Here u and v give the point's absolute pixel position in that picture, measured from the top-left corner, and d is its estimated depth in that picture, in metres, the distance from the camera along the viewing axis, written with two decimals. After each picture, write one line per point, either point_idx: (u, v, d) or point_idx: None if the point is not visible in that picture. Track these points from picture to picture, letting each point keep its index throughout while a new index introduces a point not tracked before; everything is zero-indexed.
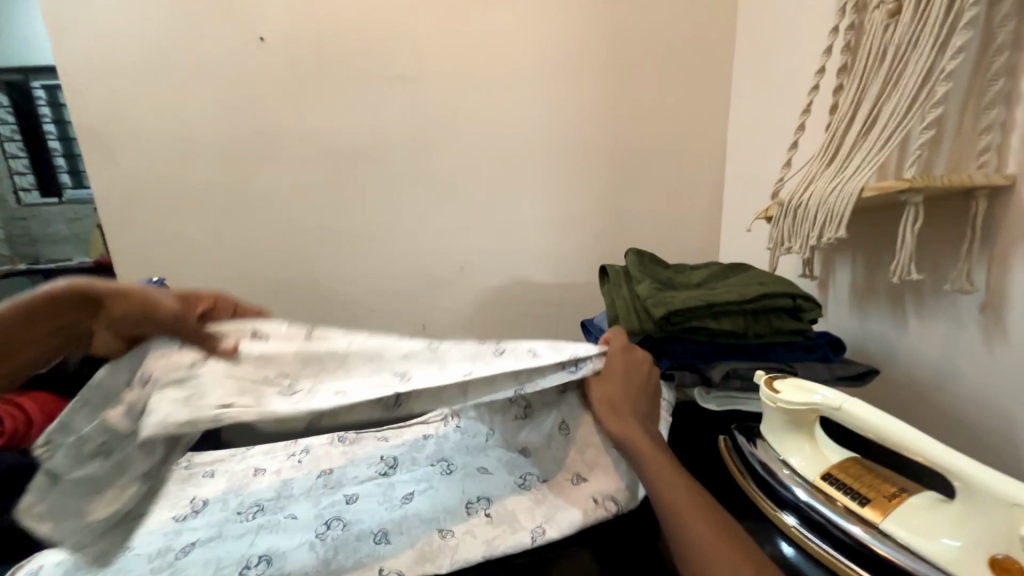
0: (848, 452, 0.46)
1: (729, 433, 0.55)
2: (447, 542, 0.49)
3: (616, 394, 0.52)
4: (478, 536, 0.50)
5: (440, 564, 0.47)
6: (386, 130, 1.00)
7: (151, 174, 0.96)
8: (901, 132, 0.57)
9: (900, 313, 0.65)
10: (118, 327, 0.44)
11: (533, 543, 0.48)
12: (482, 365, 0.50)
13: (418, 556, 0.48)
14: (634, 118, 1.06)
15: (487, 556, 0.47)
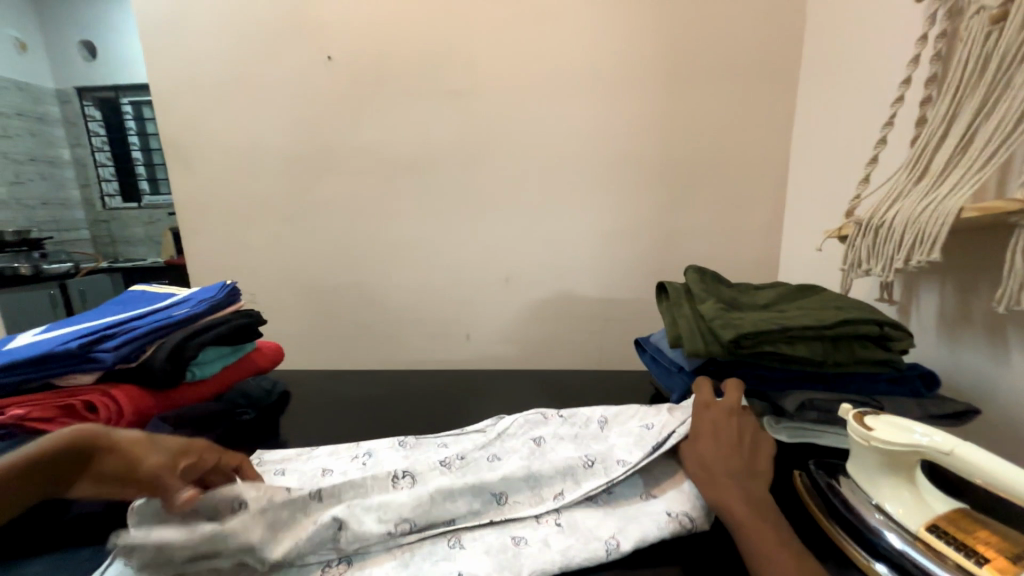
0: (956, 505, 0.41)
1: (805, 470, 0.51)
2: (523, 550, 0.44)
3: (708, 452, 0.48)
4: (553, 545, 0.44)
5: (518, 572, 0.41)
6: (440, 142, 1.03)
7: (224, 182, 1.03)
8: (1009, 147, 0.52)
9: (1002, 346, 0.58)
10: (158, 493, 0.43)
11: (608, 557, 0.43)
12: (574, 482, 0.51)
13: (497, 563, 0.42)
14: (690, 131, 1.03)
15: (563, 566, 0.42)
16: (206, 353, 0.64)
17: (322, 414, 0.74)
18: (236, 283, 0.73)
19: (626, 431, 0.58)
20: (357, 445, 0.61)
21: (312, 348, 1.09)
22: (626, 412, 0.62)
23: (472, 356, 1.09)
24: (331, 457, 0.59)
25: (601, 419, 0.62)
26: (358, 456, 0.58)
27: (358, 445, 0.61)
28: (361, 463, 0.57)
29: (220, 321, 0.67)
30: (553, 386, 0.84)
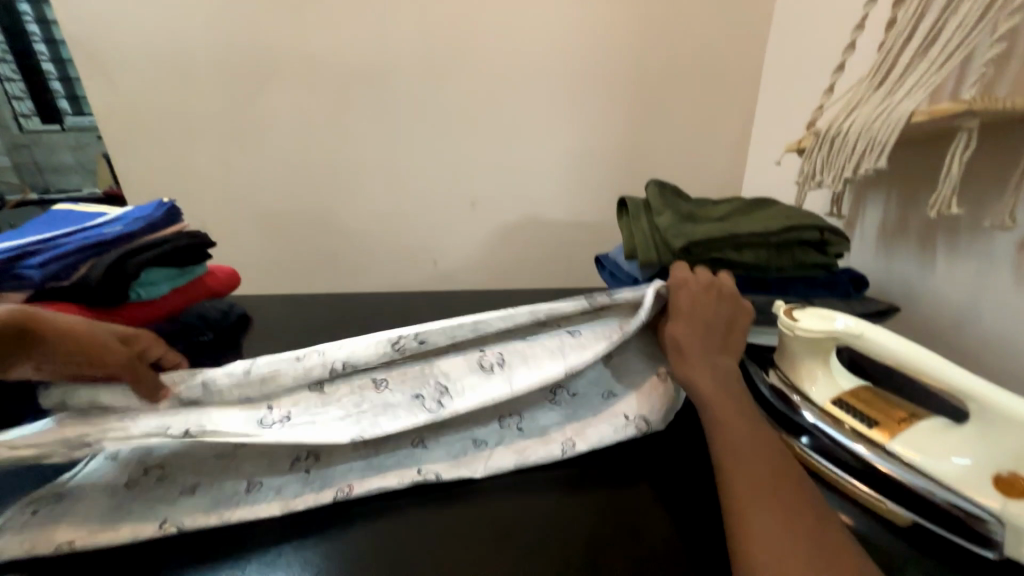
0: (859, 380, 0.46)
1: (739, 363, 0.55)
2: (483, 449, 0.49)
3: (686, 332, 0.49)
4: (512, 445, 0.49)
5: (475, 469, 0.47)
6: (394, 48, 0.93)
7: (149, 93, 0.92)
8: (966, 49, 0.52)
9: (929, 253, 0.63)
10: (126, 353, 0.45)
11: (563, 455, 0.48)
12: (500, 377, 0.50)
13: (455, 461, 0.48)
14: (662, 40, 0.97)
15: (519, 463, 0.48)
16: (149, 274, 0.61)
17: (285, 336, 0.74)
18: (175, 202, 0.68)
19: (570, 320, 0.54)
20: None
21: (272, 278, 1.05)
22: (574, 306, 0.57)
23: (439, 282, 1.09)
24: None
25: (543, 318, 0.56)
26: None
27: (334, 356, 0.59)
28: None
29: (160, 241, 0.63)
30: (517, 307, 0.85)
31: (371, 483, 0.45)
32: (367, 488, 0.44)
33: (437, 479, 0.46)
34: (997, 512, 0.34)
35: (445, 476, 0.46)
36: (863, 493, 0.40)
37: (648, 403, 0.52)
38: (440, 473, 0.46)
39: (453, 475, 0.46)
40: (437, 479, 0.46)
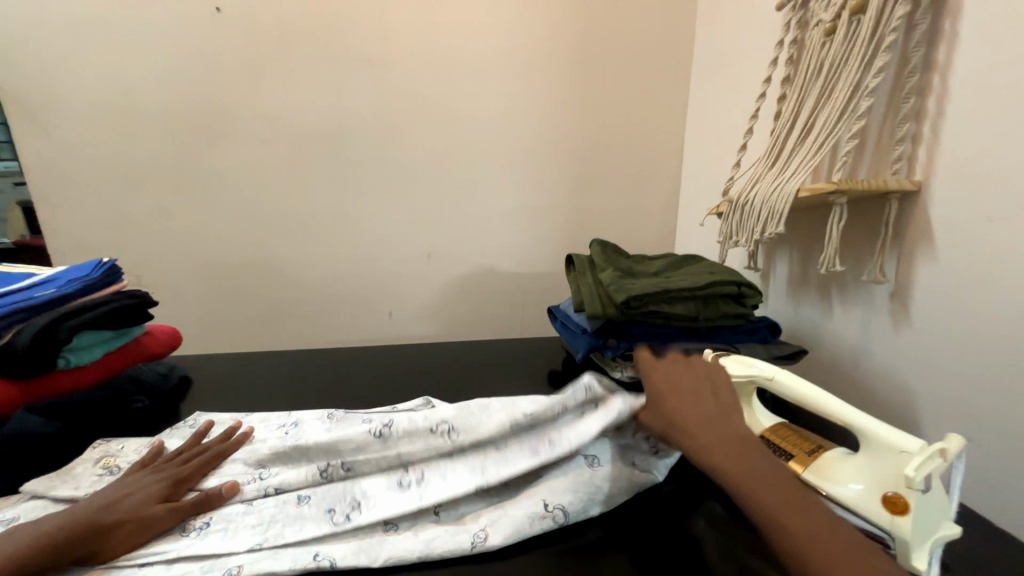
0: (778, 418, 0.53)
1: None
2: (389, 537, 0.44)
3: (672, 407, 0.51)
4: (420, 534, 0.45)
5: (373, 559, 0.42)
6: (353, 113, 0.98)
7: (95, 147, 0.90)
8: (831, 140, 0.65)
9: (827, 301, 0.73)
10: (158, 493, 0.45)
11: (472, 548, 0.43)
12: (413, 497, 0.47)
13: (357, 546, 0.43)
14: (598, 114, 1.10)
15: (422, 556, 0.43)
16: (80, 338, 0.58)
17: (230, 395, 0.71)
18: (116, 261, 0.65)
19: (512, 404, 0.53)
20: (288, 414, 0.61)
21: (214, 333, 1.00)
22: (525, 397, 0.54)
23: (394, 334, 1.09)
24: (260, 425, 0.59)
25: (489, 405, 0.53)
26: (285, 425, 0.58)
27: (289, 414, 0.61)
28: (284, 432, 0.56)
29: (99, 301, 0.60)
30: (473, 357, 0.88)
31: (262, 565, 0.41)
32: (257, 570, 0.40)
33: (331, 566, 0.41)
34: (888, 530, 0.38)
35: (340, 563, 0.41)
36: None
37: (569, 490, 0.48)
38: (335, 559, 0.42)
39: (349, 562, 0.42)
40: (329, 566, 0.41)
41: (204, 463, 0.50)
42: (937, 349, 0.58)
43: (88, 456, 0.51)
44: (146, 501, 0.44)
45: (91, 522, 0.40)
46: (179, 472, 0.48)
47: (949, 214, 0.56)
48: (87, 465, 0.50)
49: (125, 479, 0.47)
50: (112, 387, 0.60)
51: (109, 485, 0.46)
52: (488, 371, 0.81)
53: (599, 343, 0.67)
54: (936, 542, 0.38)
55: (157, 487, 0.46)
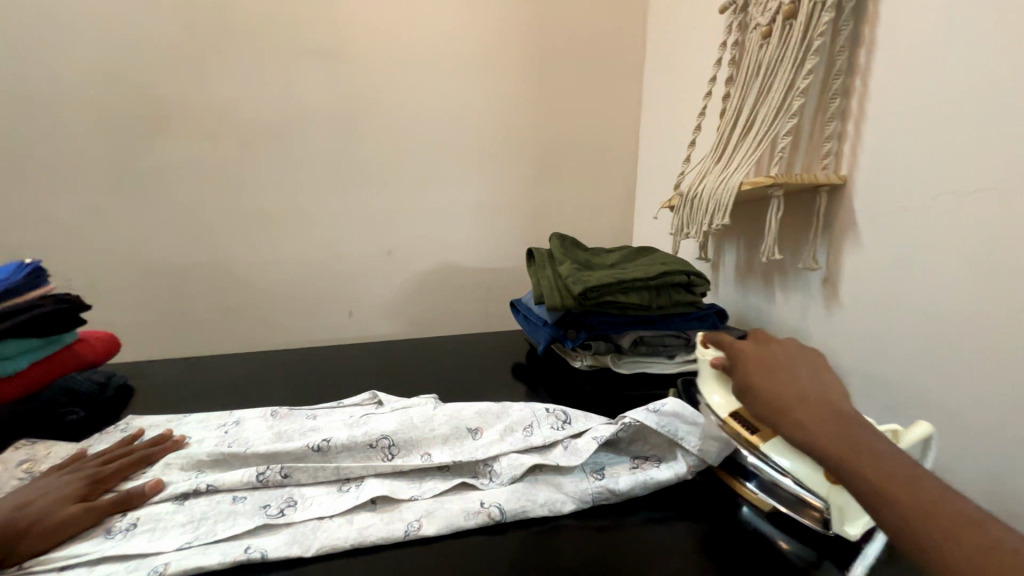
0: None
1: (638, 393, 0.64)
2: (324, 524, 0.42)
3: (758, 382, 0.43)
4: (355, 522, 0.42)
5: (307, 548, 0.40)
6: (305, 105, 0.95)
7: (10, 141, 0.82)
8: (769, 136, 0.69)
9: (770, 287, 0.79)
10: (74, 495, 0.43)
11: (406, 536, 0.41)
12: (351, 496, 0.45)
13: (290, 536, 0.41)
14: (556, 111, 1.12)
15: (357, 543, 0.40)
16: (3, 347, 0.53)
17: (178, 402, 0.67)
18: (41, 262, 0.60)
19: (451, 417, 0.53)
20: (229, 414, 0.59)
21: (158, 339, 0.95)
22: (470, 405, 0.56)
23: (356, 332, 1.07)
24: (198, 427, 0.57)
25: (436, 406, 0.55)
26: (225, 424, 0.57)
27: (230, 413, 0.59)
28: (224, 431, 0.55)
29: (21, 306, 0.56)
30: (437, 353, 0.87)
31: (190, 560, 0.38)
32: (182, 568, 0.37)
33: (262, 558, 0.38)
34: (824, 497, 0.40)
35: (272, 554, 0.39)
36: (755, 496, 0.46)
37: (508, 491, 0.45)
38: (267, 550, 0.39)
39: (282, 553, 0.39)
40: (261, 558, 0.38)
41: (126, 465, 0.48)
42: (862, 328, 0.64)
43: (11, 458, 0.48)
44: (60, 505, 0.41)
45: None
46: (96, 474, 0.45)
47: (870, 205, 0.62)
48: (8, 467, 0.47)
49: (35, 485, 0.44)
50: (43, 398, 0.56)
51: (19, 489, 0.43)
52: (453, 366, 0.81)
53: (559, 334, 0.69)
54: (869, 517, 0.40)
55: (71, 488, 0.43)
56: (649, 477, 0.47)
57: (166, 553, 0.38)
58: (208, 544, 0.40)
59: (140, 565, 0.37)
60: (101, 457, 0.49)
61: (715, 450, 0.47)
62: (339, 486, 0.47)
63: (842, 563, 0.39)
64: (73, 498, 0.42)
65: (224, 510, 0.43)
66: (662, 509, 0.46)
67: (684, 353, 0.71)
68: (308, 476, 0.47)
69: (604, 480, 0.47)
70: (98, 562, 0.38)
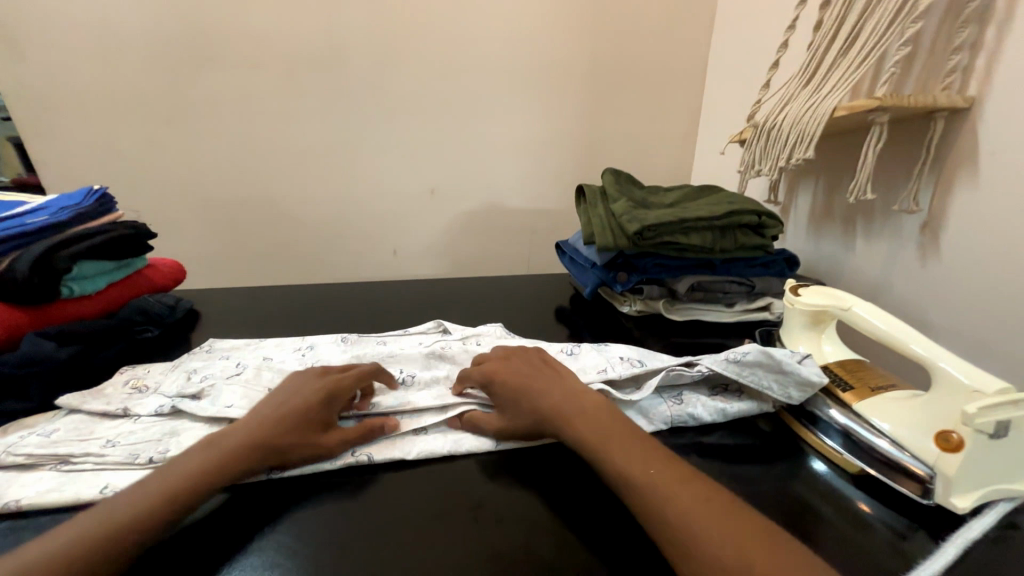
0: (855, 356, 0.49)
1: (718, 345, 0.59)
2: (419, 435, 0.44)
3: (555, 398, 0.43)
4: (449, 434, 0.44)
5: (407, 454, 0.42)
6: (344, 29, 0.90)
7: (70, 72, 0.84)
8: (878, 50, 0.58)
9: (850, 234, 0.70)
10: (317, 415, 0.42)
11: (498, 447, 0.43)
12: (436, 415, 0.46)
13: (390, 444, 0.43)
14: (614, 31, 1.00)
15: (454, 451, 0.43)
16: (80, 268, 0.56)
17: (240, 327, 0.71)
18: (106, 190, 0.63)
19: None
20: (301, 340, 0.61)
21: (220, 270, 1.00)
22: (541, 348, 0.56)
23: (400, 270, 1.08)
24: (276, 348, 0.59)
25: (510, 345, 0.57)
26: (301, 348, 0.59)
27: (303, 339, 0.61)
28: (301, 354, 0.57)
29: (92, 231, 0.58)
30: (479, 293, 0.87)
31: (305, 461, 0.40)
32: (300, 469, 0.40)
33: (370, 461, 0.41)
34: (931, 465, 0.35)
35: (378, 458, 0.41)
36: (837, 454, 0.41)
37: None
38: (373, 455, 0.42)
39: (386, 457, 0.42)
40: (368, 461, 0.41)
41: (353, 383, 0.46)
42: (963, 281, 0.55)
43: (117, 379, 0.52)
44: (309, 426, 0.41)
45: (264, 443, 0.38)
46: (327, 389, 0.44)
47: (1001, 135, 0.51)
48: (117, 385, 0.50)
49: (285, 389, 0.44)
50: (121, 316, 0.60)
51: (284, 393, 0.44)
52: (495, 306, 0.80)
53: (608, 277, 0.65)
54: (993, 492, 0.35)
55: (313, 404, 0.42)
56: (728, 406, 0.46)
57: None
58: None
59: None
60: (338, 368, 0.48)
61: (803, 395, 0.44)
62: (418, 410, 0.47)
63: (937, 532, 0.34)
64: (316, 418, 0.42)
65: None
66: (745, 440, 0.45)
67: (745, 301, 0.66)
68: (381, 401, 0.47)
69: (684, 405, 0.46)
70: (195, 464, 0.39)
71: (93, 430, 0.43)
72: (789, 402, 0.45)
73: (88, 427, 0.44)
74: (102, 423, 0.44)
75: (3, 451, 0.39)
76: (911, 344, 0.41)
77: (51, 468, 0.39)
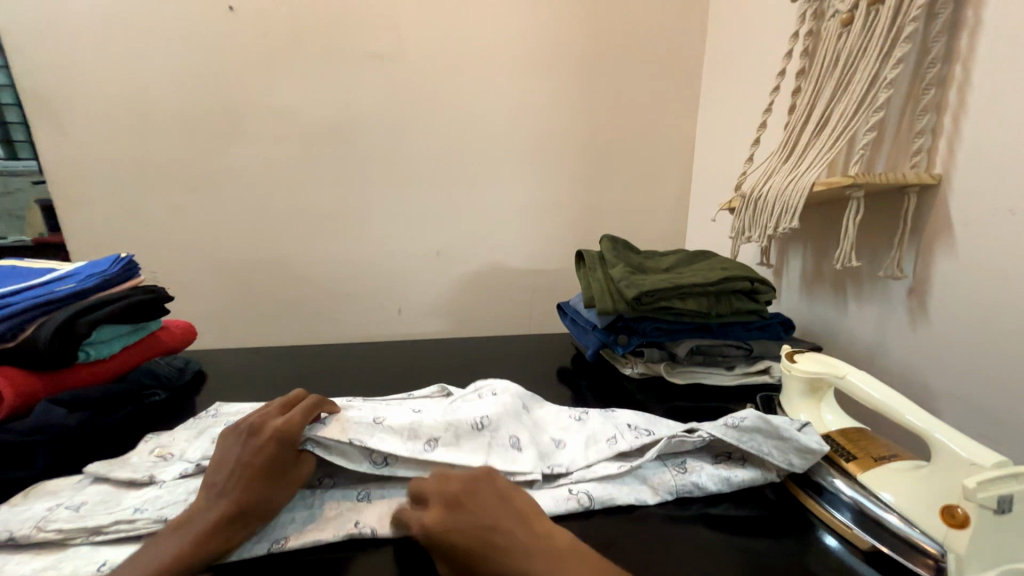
0: (857, 424, 0.49)
1: (719, 410, 0.60)
2: None
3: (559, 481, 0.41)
4: None
5: (409, 526, 0.42)
6: (363, 109, 0.99)
7: (110, 147, 0.91)
8: (848, 133, 0.64)
9: (841, 297, 0.72)
10: (271, 466, 0.40)
11: None
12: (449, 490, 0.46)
13: (392, 515, 0.43)
14: (608, 109, 1.09)
15: None
16: (99, 331, 0.59)
17: (245, 388, 0.72)
18: (133, 256, 0.67)
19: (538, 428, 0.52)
20: None
21: (227, 328, 1.02)
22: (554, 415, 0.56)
23: (404, 328, 1.09)
24: None
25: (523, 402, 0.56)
26: None
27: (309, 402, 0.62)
28: None
29: (114, 296, 0.61)
30: (481, 353, 0.88)
31: (307, 535, 0.40)
32: (302, 541, 0.39)
33: (372, 533, 0.41)
34: (941, 542, 0.35)
35: (380, 530, 0.41)
36: (848, 529, 0.40)
37: (593, 479, 0.46)
38: (375, 526, 0.41)
39: (388, 529, 0.41)
40: (371, 533, 0.41)
41: (300, 421, 0.44)
42: (955, 346, 0.56)
43: (142, 448, 0.51)
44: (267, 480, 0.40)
45: (224, 516, 0.37)
46: (276, 433, 0.42)
47: (969, 208, 0.55)
48: (144, 454, 0.50)
49: (225, 457, 0.42)
50: (130, 380, 0.61)
51: (231, 451, 0.42)
52: (498, 366, 0.81)
53: (609, 339, 0.67)
54: (1008, 573, 0.34)
55: (264, 454, 0.41)
56: (732, 474, 0.46)
57: (275, 526, 0.41)
58: (313, 518, 0.42)
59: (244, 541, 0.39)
60: (280, 407, 0.46)
61: (804, 462, 0.44)
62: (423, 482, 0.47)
63: None
64: (271, 472, 0.40)
65: (328, 489, 0.46)
66: (752, 510, 0.44)
67: (744, 365, 0.67)
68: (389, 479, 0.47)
69: (688, 473, 0.46)
70: None
71: (122, 501, 0.42)
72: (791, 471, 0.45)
73: (114, 498, 0.43)
74: (127, 493, 0.44)
75: (32, 526, 0.38)
76: (907, 414, 0.41)
77: (81, 542, 0.38)
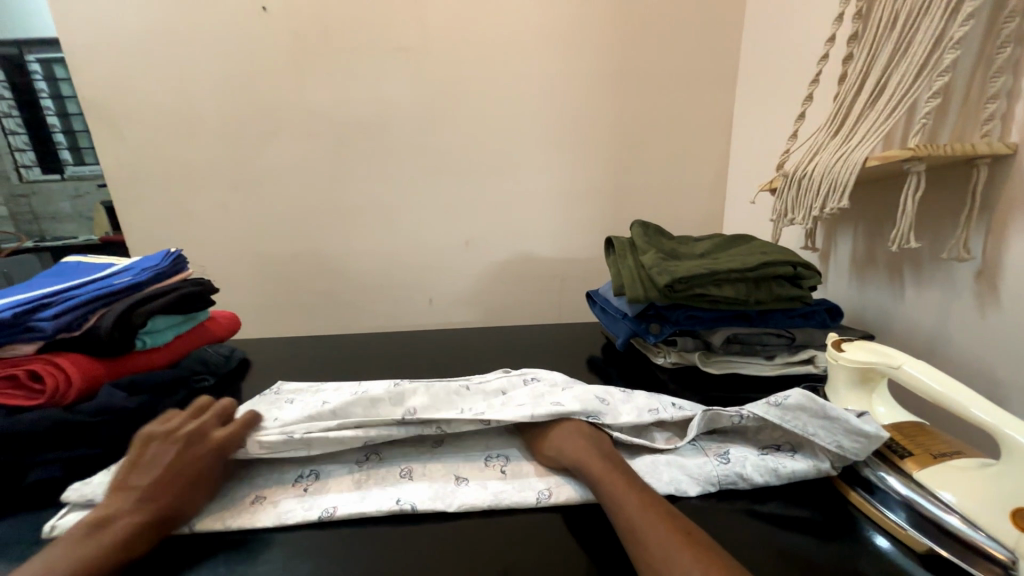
0: (914, 418, 0.45)
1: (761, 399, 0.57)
2: (462, 487, 0.45)
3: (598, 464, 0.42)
4: (490, 486, 0.44)
5: (449, 504, 0.42)
6: (391, 103, 1.00)
7: (159, 149, 0.97)
8: (908, 101, 0.58)
9: (898, 282, 0.67)
10: (206, 474, 0.43)
11: (539, 503, 0.43)
12: (493, 472, 0.47)
13: (432, 493, 0.44)
14: (639, 90, 1.05)
15: (493, 505, 0.42)
16: (153, 322, 0.63)
17: (285, 376, 0.76)
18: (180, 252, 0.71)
19: (583, 389, 0.54)
20: (357, 384, 0.63)
21: (269, 319, 1.07)
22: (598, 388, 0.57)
23: (434, 318, 1.11)
24: (335, 390, 0.61)
25: (564, 384, 0.58)
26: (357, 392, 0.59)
27: (360, 385, 0.63)
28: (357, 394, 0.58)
29: (165, 290, 0.65)
30: (510, 342, 0.88)
31: (353, 507, 0.42)
32: (350, 512, 0.41)
33: (412, 509, 0.42)
34: (1012, 548, 0.32)
35: (420, 507, 0.42)
36: (902, 531, 0.37)
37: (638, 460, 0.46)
38: (415, 503, 0.42)
39: (428, 506, 0.42)
40: (411, 509, 0.42)
41: (234, 432, 0.46)
42: None
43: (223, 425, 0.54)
44: (202, 486, 0.42)
45: (156, 513, 0.38)
46: (212, 443, 0.45)
47: None
48: None
49: (154, 455, 0.43)
50: (183, 367, 0.66)
51: (161, 451, 0.43)
52: (527, 355, 0.81)
53: (640, 328, 0.65)
54: None
55: (200, 461, 0.43)
56: (781, 465, 0.43)
57: (324, 497, 0.43)
58: (360, 492, 0.44)
59: (292, 511, 0.42)
60: (212, 416, 0.48)
61: (858, 446, 0.41)
62: (467, 466, 0.48)
63: None
64: (207, 478, 0.43)
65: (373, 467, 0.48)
66: (804, 507, 0.42)
67: (785, 354, 0.64)
68: (431, 459, 0.49)
69: (730, 465, 0.44)
70: (257, 515, 0.41)
71: None
72: (844, 455, 0.42)
73: None
74: None
75: None
76: (971, 408, 0.38)
77: None
